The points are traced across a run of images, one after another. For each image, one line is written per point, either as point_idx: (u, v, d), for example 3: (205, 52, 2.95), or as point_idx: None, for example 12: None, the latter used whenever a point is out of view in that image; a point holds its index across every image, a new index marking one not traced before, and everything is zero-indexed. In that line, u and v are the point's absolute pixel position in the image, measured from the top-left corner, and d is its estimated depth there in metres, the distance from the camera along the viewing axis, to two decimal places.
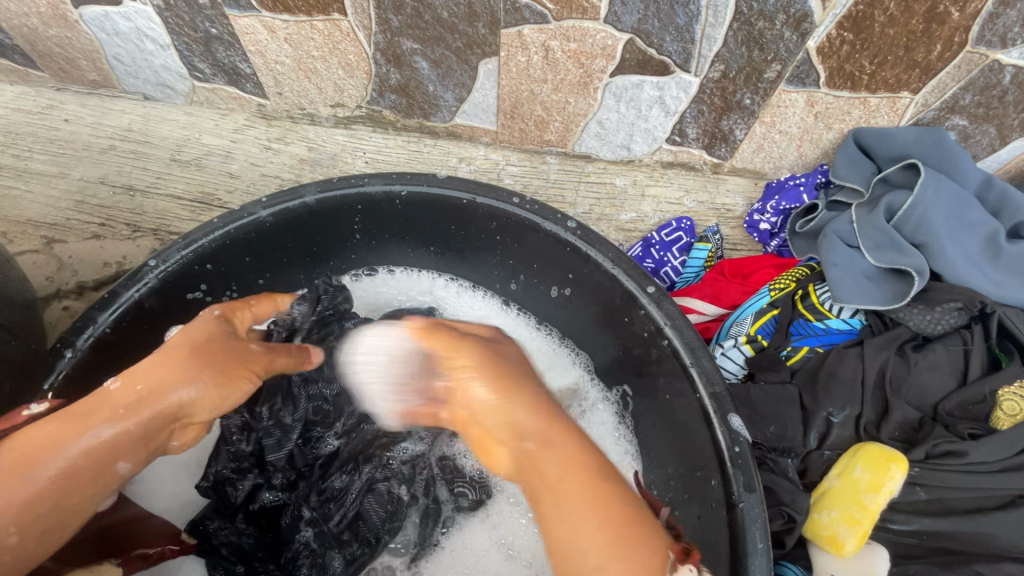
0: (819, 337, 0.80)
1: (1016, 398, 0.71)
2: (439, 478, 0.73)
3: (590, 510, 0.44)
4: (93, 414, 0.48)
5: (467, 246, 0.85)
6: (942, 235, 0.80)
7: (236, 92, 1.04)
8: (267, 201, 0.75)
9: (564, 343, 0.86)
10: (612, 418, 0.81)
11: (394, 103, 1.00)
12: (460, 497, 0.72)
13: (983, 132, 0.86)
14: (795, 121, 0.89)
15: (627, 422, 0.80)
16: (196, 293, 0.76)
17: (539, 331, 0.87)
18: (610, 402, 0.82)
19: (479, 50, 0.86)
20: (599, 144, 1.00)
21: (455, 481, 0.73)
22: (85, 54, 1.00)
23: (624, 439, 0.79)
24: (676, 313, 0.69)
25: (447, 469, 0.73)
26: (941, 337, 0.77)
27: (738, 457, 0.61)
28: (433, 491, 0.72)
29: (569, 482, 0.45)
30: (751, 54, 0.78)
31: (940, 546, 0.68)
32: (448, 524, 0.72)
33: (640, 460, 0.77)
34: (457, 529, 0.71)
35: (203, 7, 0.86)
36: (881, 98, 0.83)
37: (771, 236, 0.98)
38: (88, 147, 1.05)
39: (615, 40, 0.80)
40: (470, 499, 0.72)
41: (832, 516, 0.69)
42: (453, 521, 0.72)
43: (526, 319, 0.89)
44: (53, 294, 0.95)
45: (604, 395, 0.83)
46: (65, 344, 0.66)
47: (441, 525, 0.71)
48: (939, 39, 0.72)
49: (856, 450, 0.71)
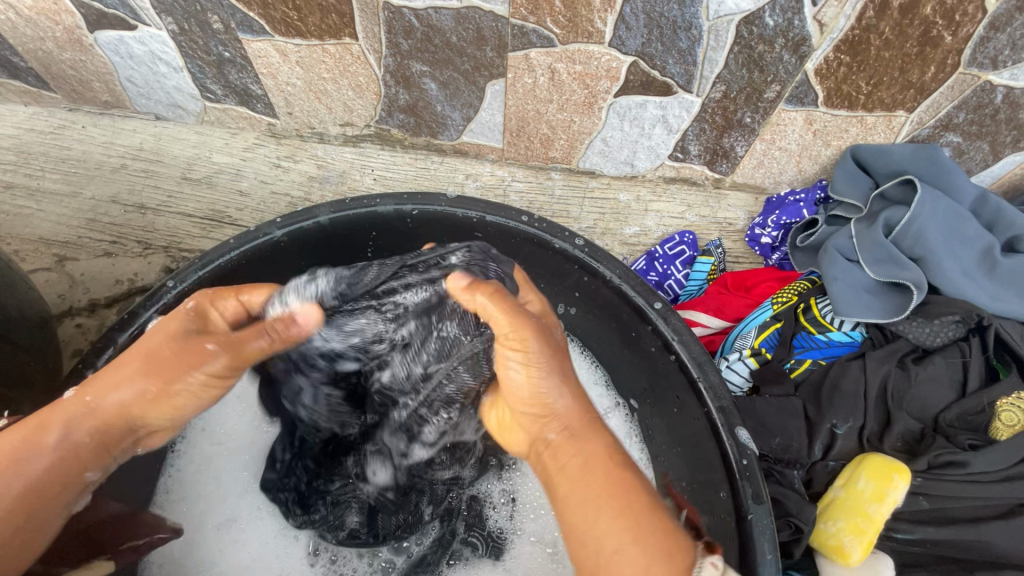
0: (821, 350, 0.82)
1: (1014, 409, 0.73)
2: (463, 514, 0.76)
3: (609, 493, 0.48)
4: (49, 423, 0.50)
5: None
6: (939, 250, 0.82)
7: (246, 112, 1.06)
8: (282, 221, 0.77)
9: (583, 352, 0.87)
10: (624, 425, 0.83)
11: (402, 122, 1.02)
12: (471, 547, 0.75)
13: (976, 148, 0.88)
14: (795, 138, 0.91)
15: (636, 438, 0.81)
16: None
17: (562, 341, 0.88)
18: (622, 410, 0.83)
19: (487, 72, 0.88)
20: (602, 161, 1.02)
21: (473, 529, 0.75)
22: (99, 77, 1.02)
23: (636, 446, 0.81)
24: (683, 328, 0.70)
25: (474, 512, 0.76)
26: (941, 349, 0.79)
27: (746, 470, 0.62)
28: (455, 523, 0.75)
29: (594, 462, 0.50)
30: (751, 75, 0.81)
31: (943, 555, 0.70)
32: (454, 558, 0.74)
33: (651, 469, 0.79)
34: (462, 566, 0.74)
35: (217, 32, 0.88)
36: (878, 116, 0.85)
37: (772, 249, 1.00)
38: (100, 165, 1.07)
39: (619, 63, 0.82)
40: (479, 551, 0.74)
41: (837, 526, 0.70)
42: (460, 556, 0.74)
43: None
44: (66, 312, 0.97)
45: (616, 403, 0.84)
46: (86, 365, 0.67)
47: (448, 556, 0.74)
48: (933, 61, 0.75)
49: (859, 461, 0.73)
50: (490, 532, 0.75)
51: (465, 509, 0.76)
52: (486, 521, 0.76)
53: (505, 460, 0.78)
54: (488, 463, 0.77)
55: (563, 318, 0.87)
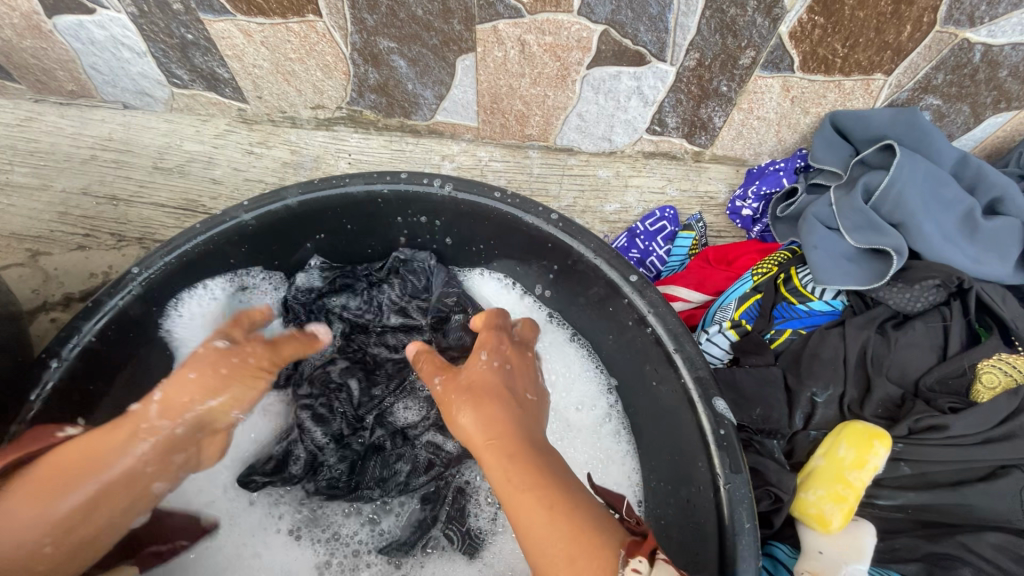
0: (802, 320, 0.81)
1: (996, 371, 0.73)
2: (450, 502, 0.77)
3: (546, 508, 0.52)
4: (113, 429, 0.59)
5: (461, 245, 0.86)
6: (919, 214, 0.81)
7: (216, 98, 1.04)
8: (249, 204, 0.74)
9: (577, 342, 0.84)
10: (616, 425, 0.81)
11: (374, 103, 1.00)
12: (449, 538, 0.75)
13: (956, 111, 0.87)
14: (773, 106, 0.89)
15: (627, 436, 0.80)
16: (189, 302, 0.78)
17: (573, 343, 0.84)
18: (616, 411, 0.81)
19: (456, 47, 0.86)
20: (580, 137, 1.00)
21: (454, 523, 0.75)
22: (62, 65, 0.99)
23: (623, 440, 0.80)
24: (658, 301, 0.69)
25: (458, 507, 0.76)
26: (921, 314, 0.78)
27: (723, 440, 0.62)
28: (439, 509, 0.76)
29: (511, 474, 0.55)
30: (724, 41, 0.79)
31: (924, 520, 0.69)
32: (431, 545, 0.75)
33: (636, 458, 0.78)
34: (435, 552, 0.75)
35: (177, 13, 0.86)
36: (855, 81, 0.83)
37: (753, 222, 0.99)
38: (69, 158, 1.05)
39: (590, 32, 0.80)
40: (458, 544, 0.74)
41: (818, 494, 0.70)
42: (436, 542, 0.75)
43: (563, 332, 0.85)
44: (40, 306, 0.95)
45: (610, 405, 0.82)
46: (51, 354, 0.65)
47: (425, 543, 0.75)
48: (908, 20, 0.73)
49: (839, 428, 0.72)
50: (469, 529, 0.75)
51: (450, 500, 0.77)
52: (467, 517, 0.76)
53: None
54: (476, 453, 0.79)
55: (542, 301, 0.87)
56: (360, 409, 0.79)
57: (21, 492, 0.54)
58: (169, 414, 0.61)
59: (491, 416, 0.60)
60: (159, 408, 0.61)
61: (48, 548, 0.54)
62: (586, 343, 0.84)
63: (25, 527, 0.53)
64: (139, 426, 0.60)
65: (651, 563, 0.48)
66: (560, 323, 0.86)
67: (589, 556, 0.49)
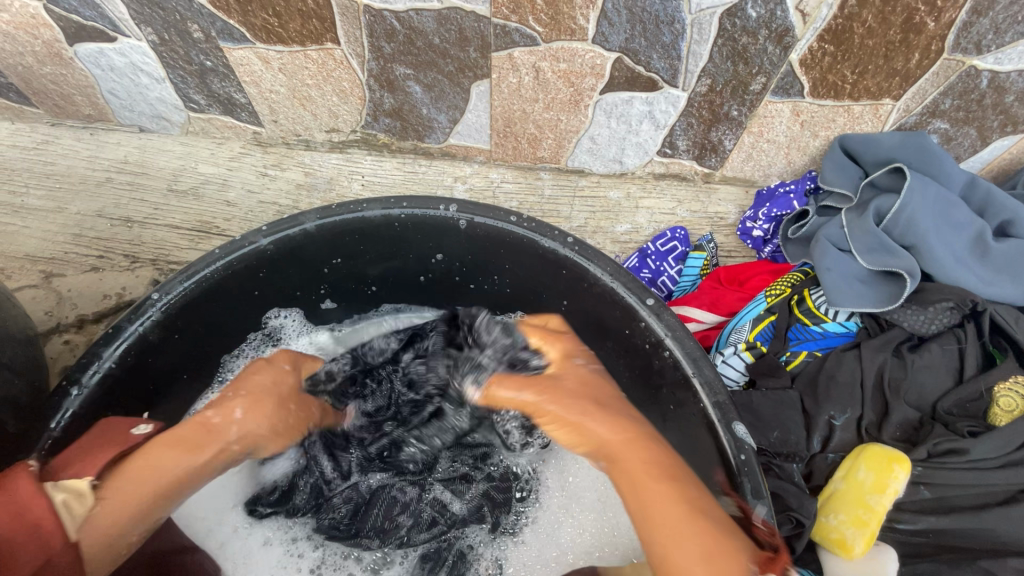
0: (817, 341, 0.82)
1: (1012, 395, 0.73)
2: (450, 563, 0.75)
3: (679, 511, 0.51)
4: (197, 443, 0.58)
5: (469, 277, 0.88)
6: (931, 237, 0.82)
7: (231, 122, 1.05)
8: (267, 229, 0.75)
9: None
10: None
11: (388, 127, 1.01)
12: None
13: (964, 134, 0.88)
14: (782, 130, 0.91)
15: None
16: (193, 332, 0.77)
17: None
18: None
19: (471, 73, 0.87)
20: (591, 159, 1.02)
21: None
22: (80, 90, 1.01)
23: None
24: (676, 325, 0.70)
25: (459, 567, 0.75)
26: (936, 336, 0.79)
27: (745, 465, 0.61)
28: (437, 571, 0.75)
29: (637, 460, 0.55)
30: (736, 68, 0.81)
31: (946, 544, 0.69)
32: None
33: None
34: None
35: (197, 41, 0.88)
36: (864, 105, 0.85)
37: (764, 243, 1.00)
38: (84, 180, 1.05)
39: (604, 59, 0.82)
40: None
41: (839, 519, 0.70)
42: None
43: None
44: (53, 329, 0.95)
45: None
46: (71, 382, 0.65)
47: None
48: (917, 47, 0.74)
49: (858, 451, 0.72)
50: None
51: (450, 563, 0.75)
52: None
53: (501, 521, 0.78)
54: (484, 517, 0.78)
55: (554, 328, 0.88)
56: (372, 448, 0.79)
57: (112, 497, 0.53)
58: (243, 440, 0.62)
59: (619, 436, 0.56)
60: (239, 429, 0.61)
61: (122, 544, 0.55)
62: None
63: (110, 527, 0.53)
64: (219, 445, 0.60)
65: None
66: None
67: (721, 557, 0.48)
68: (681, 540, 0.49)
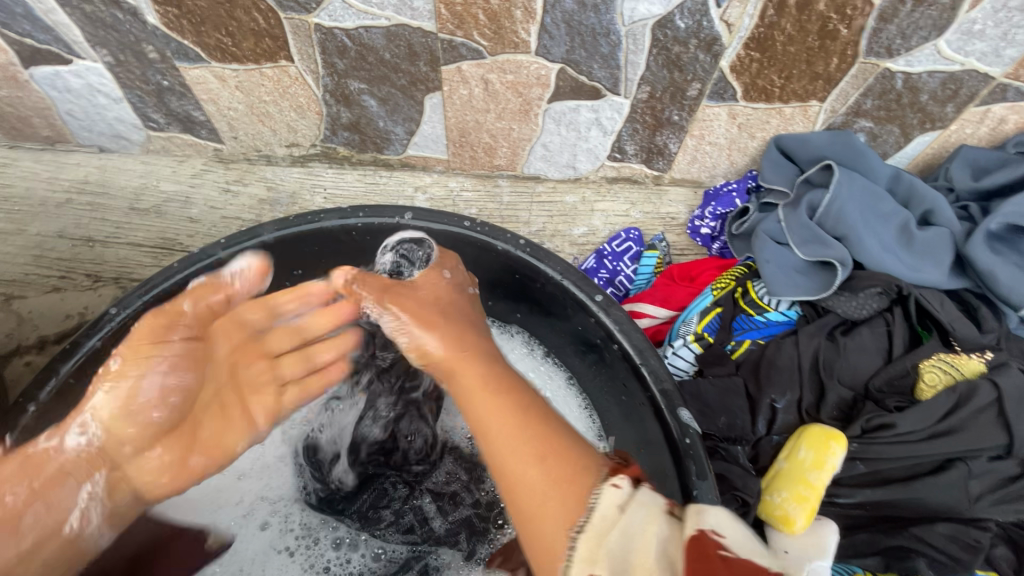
0: (759, 330, 0.86)
1: (937, 371, 0.78)
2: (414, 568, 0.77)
3: (516, 419, 0.61)
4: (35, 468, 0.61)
5: None
6: (860, 227, 0.87)
7: (192, 139, 1.06)
8: (226, 242, 0.77)
9: (573, 389, 0.86)
10: None
11: (347, 140, 1.04)
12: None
13: (888, 132, 0.94)
14: (722, 132, 0.96)
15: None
16: None
17: (567, 389, 0.86)
18: None
19: (424, 86, 0.91)
20: (546, 165, 1.05)
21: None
22: (38, 112, 1.01)
23: None
24: (623, 318, 0.73)
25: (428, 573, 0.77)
26: (868, 320, 0.84)
27: (690, 448, 0.64)
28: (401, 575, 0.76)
29: (475, 380, 0.66)
30: (672, 75, 0.85)
31: (883, 515, 0.74)
32: None
33: None
34: None
35: (153, 62, 0.90)
36: (794, 107, 0.90)
37: (713, 239, 1.05)
38: (44, 202, 1.05)
39: (548, 70, 0.86)
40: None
41: (783, 497, 0.73)
42: None
43: (570, 388, 0.86)
44: (14, 351, 0.95)
45: None
46: (28, 398, 0.66)
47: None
48: (834, 53, 0.80)
49: (800, 433, 0.77)
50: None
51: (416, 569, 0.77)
52: None
53: (477, 550, 0.78)
54: (460, 541, 0.78)
55: (521, 338, 0.90)
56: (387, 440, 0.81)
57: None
58: (90, 426, 0.63)
59: (457, 339, 0.69)
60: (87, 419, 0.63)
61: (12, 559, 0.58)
62: (581, 391, 0.85)
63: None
64: (49, 457, 0.62)
65: (633, 483, 0.54)
66: (566, 379, 0.87)
67: (559, 486, 0.55)
68: (519, 445, 0.59)
